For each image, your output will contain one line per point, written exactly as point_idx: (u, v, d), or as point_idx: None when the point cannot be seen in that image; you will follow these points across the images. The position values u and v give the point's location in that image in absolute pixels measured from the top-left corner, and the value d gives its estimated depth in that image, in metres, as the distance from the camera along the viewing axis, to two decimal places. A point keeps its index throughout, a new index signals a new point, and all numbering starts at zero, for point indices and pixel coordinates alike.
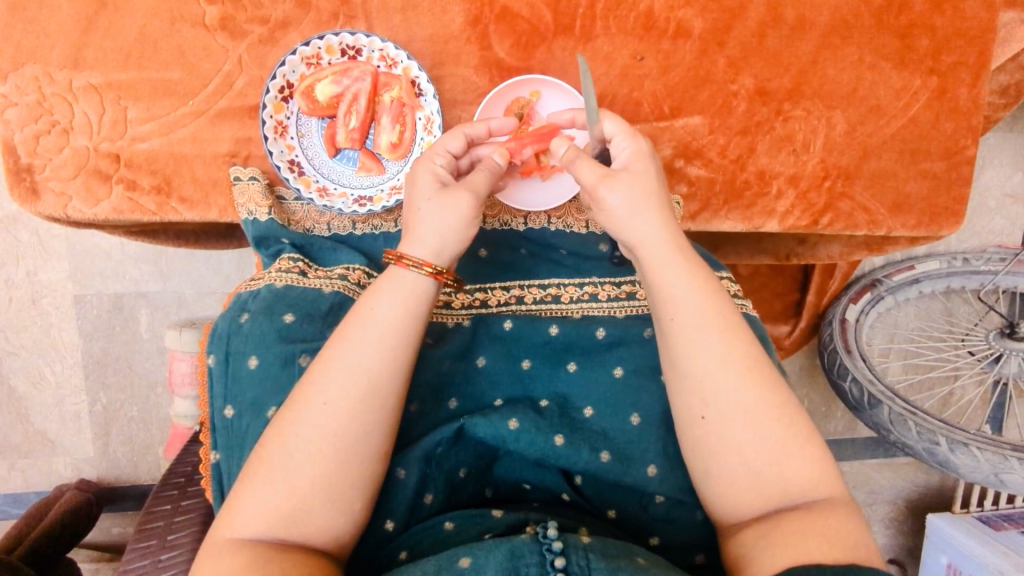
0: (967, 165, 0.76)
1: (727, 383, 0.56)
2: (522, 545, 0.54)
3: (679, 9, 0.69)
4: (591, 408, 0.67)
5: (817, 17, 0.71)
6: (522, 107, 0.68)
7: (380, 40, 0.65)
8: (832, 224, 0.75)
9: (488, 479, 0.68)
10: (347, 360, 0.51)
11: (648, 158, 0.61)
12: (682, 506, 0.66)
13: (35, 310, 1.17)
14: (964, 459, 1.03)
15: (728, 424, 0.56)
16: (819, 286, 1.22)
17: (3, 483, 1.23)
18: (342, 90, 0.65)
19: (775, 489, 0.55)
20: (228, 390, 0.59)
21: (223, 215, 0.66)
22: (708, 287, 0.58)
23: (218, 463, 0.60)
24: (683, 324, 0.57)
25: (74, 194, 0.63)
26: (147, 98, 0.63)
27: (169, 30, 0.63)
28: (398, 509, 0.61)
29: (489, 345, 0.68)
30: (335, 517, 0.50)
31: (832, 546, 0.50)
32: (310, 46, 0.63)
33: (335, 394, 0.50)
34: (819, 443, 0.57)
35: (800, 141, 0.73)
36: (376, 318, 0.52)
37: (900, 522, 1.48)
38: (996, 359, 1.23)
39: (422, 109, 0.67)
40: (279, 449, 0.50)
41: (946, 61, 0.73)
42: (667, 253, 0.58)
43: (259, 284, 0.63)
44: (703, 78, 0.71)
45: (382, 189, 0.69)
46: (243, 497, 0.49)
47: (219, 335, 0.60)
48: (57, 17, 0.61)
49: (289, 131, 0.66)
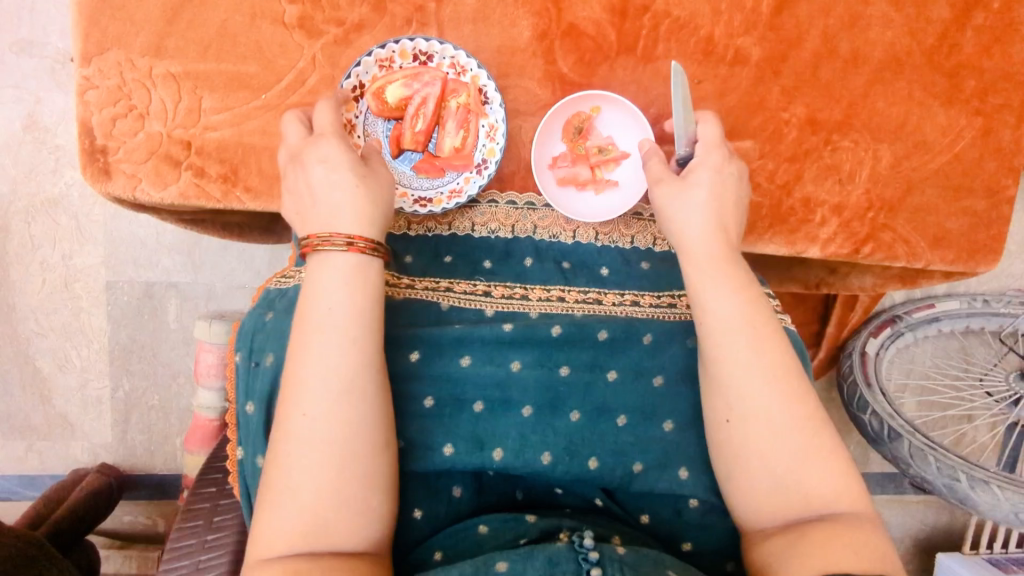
0: (1006, 205, 0.78)
1: (753, 396, 0.57)
2: (559, 553, 0.54)
3: (738, 37, 0.71)
4: (624, 417, 0.66)
5: (869, 53, 0.74)
6: (581, 122, 0.72)
7: (453, 48, 0.67)
8: (873, 254, 0.77)
9: (519, 483, 0.68)
10: (311, 368, 0.52)
11: (707, 172, 0.64)
12: (715, 511, 0.66)
13: (66, 294, 1.18)
14: (983, 496, 1.03)
15: (746, 438, 0.57)
16: (840, 318, 1.23)
17: (20, 463, 1.23)
18: (412, 94, 0.67)
19: (796, 494, 0.56)
20: (248, 386, 0.63)
21: (285, 207, 0.68)
22: (744, 298, 0.60)
23: (242, 459, 0.63)
24: (713, 327, 0.60)
25: (144, 177, 0.65)
26: (221, 89, 0.65)
27: (249, 25, 0.65)
28: (427, 499, 0.63)
29: (525, 349, 0.66)
30: (354, 517, 0.51)
31: (860, 558, 0.51)
32: (386, 49, 0.65)
33: (309, 404, 0.51)
34: (843, 457, 0.57)
35: (846, 171, 0.75)
36: (327, 318, 0.54)
37: (907, 560, 1.48)
38: (1015, 401, 1.23)
39: (487, 117, 0.70)
40: (282, 465, 0.51)
41: (991, 102, 0.76)
42: (707, 262, 0.62)
43: (289, 283, 0.67)
44: (756, 105, 0.73)
45: (441, 191, 0.71)
46: (262, 519, 0.50)
47: (245, 331, 0.64)
48: (144, 6, 0.63)
49: (357, 129, 0.69)
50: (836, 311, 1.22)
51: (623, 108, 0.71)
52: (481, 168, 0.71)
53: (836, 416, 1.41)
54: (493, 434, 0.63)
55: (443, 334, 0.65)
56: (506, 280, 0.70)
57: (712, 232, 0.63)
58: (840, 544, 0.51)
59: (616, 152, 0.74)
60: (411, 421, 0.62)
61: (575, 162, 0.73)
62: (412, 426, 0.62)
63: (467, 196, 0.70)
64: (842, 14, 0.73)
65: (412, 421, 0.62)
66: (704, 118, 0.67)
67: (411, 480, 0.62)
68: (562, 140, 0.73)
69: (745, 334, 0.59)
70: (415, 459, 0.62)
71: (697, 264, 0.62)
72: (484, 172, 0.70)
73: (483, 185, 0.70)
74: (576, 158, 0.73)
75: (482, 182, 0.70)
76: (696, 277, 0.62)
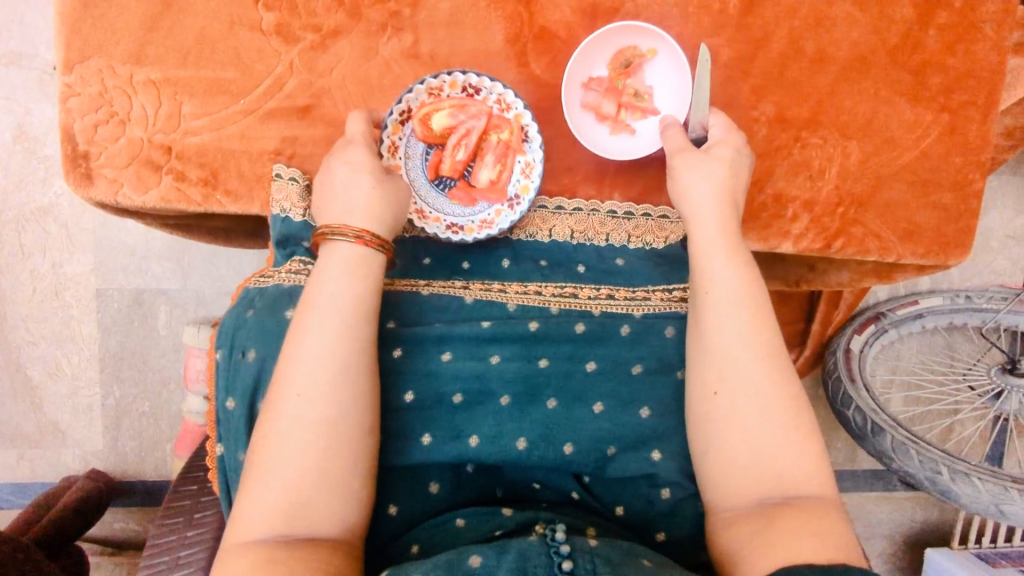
0: (974, 199, 0.79)
1: (746, 366, 0.60)
2: (531, 547, 0.54)
3: (706, 38, 0.73)
4: (601, 404, 0.67)
5: (835, 52, 0.76)
6: (632, 55, 0.73)
7: (501, 86, 0.69)
8: (845, 249, 0.78)
9: (498, 480, 0.68)
10: (309, 351, 0.55)
11: (728, 149, 0.67)
12: (688, 500, 0.67)
13: (56, 302, 1.19)
14: (965, 488, 1.04)
15: (733, 410, 0.59)
16: (825, 315, 1.25)
17: (11, 471, 1.24)
18: (456, 124, 0.70)
19: (770, 471, 0.57)
20: (228, 383, 0.64)
21: (265, 209, 0.69)
22: (748, 272, 0.63)
23: (223, 455, 0.64)
24: (718, 295, 0.62)
25: (126, 182, 0.66)
26: (201, 95, 0.67)
27: (227, 32, 0.66)
28: (403, 494, 0.64)
29: (504, 343, 0.67)
30: (334, 498, 0.52)
31: (826, 546, 0.51)
32: (437, 79, 0.68)
33: (304, 385, 0.53)
34: (818, 442, 0.59)
35: (816, 168, 0.77)
36: (328, 304, 0.56)
37: (898, 557, 1.48)
38: (997, 395, 1.25)
39: (524, 154, 0.72)
40: (270, 443, 0.52)
41: (956, 99, 0.78)
42: (715, 235, 0.64)
43: (269, 282, 0.68)
44: (726, 104, 0.75)
45: (473, 220, 0.73)
46: (245, 497, 0.51)
47: (225, 329, 0.65)
48: (125, 15, 0.65)
49: (400, 151, 0.70)
50: (821, 307, 1.24)
51: (673, 63, 0.72)
52: (513, 202, 0.73)
53: (823, 413, 1.42)
54: (469, 423, 0.65)
55: (423, 331, 0.67)
56: (484, 277, 0.72)
57: (723, 213, 0.65)
58: (804, 535, 0.52)
59: (648, 103, 0.74)
60: (390, 415, 0.64)
61: (607, 92, 0.74)
62: (393, 420, 0.64)
63: (499, 228, 0.73)
64: (808, 14, 0.75)
65: (393, 415, 0.64)
66: (712, 112, 0.71)
67: (388, 473, 0.64)
68: (607, 66, 0.73)
69: (751, 304, 0.62)
70: (394, 453, 0.63)
71: (705, 236, 0.65)
72: (516, 207, 0.73)
73: (515, 219, 0.72)
74: (609, 89, 0.73)
75: (513, 216, 0.72)
76: (703, 249, 0.64)
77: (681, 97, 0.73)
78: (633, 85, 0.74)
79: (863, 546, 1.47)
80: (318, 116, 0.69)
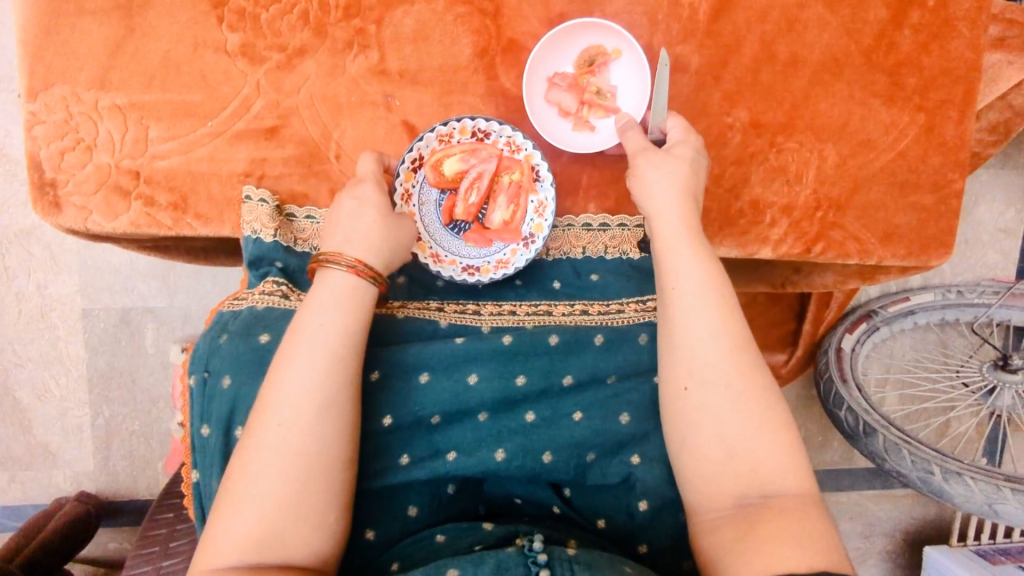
0: (954, 199, 0.79)
1: (715, 361, 0.58)
2: (508, 558, 0.54)
3: (677, 46, 0.73)
4: (579, 412, 0.66)
5: (808, 55, 0.75)
6: (596, 53, 0.72)
7: (510, 129, 0.71)
8: (824, 253, 0.78)
9: (480, 496, 0.68)
10: (294, 382, 0.54)
11: (690, 149, 0.66)
12: (667, 510, 0.66)
13: (43, 324, 1.19)
14: (957, 488, 1.04)
15: (704, 410, 0.58)
16: (816, 315, 1.23)
17: (3, 494, 1.23)
18: (467, 168, 0.71)
19: (745, 469, 0.56)
20: (203, 410, 0.62)
21: (236, 231, 0.69)
22: (713, 268, 0.62)
23: (198, 482, 0.63)
24: (684, 291, 0.60)
25: (95, 209, 0.66)
26: (167, 118, 0.66)
27: (192, 54, 0.66)
28: (382, 518, 0.63)
29: (480, 362, 0.66)
30: (309, 527, 0.52)
31: (809, 553, 0.50)
32: (447, 126, 0.69)
33: (286, 415, 0.53)
34: (793, 433, 0.58)
35: (793, 172, 0.76)
36: (318, 335, 0.56)
37: (898, 555, 1.47)
38: (990, 391, 1.24)
39: (536, 194, 0.73)
40: (247, 472, 0.52)
41: (932, 98, 0.77)
42: (678, 231, 0.63)
43: (242, 305, 0.66)
44: (699, 111, 0.74)
45: (489, 261, 0.73)
46: (217, 524, 0.51)
47: (198, 356, 0.63)
48: (88, 41, 0.64)
49: (413, 199, 0.71)
50: (812, 308, 1.22)
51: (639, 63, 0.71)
52: (527, 242, 0.73)
53: (818, 414, 1.41)
54: (447, 441, 0.64)
55: (401, 354, 0.65)
56: (459, 297, 0.72)
57: (686, 208, 0.64)
58: (786, 542, 0.51)
59: (610, 102, 0.73)
60: (368, 439, 0.63)
61: (570, 89, 0.73)
62: (372, 444, 0.63)
63: (514, 268, 0.73)
64: (779, 18, 0.74)
65: (372, 439, 0.63)
66: (670, 115, 0.70)
67: (363, 496, 0.63)
68: (572, 64, 0.72)
69: (717, 295, 0.60)
70: (371, 476, 0.63)
71: (668, 230, 0.63)
72: (532, 245, 0.73)
73: (529, 258, 0.73)
74: (572, 85, 0.72)
75: (528, 256, 0.72)
76: (666, 246, 0.62)
77: (642, 100, 0.73)
78: (598, 83, 0.73)
79: (863, 545, 1.46)
80: (286, 136, 0.68)
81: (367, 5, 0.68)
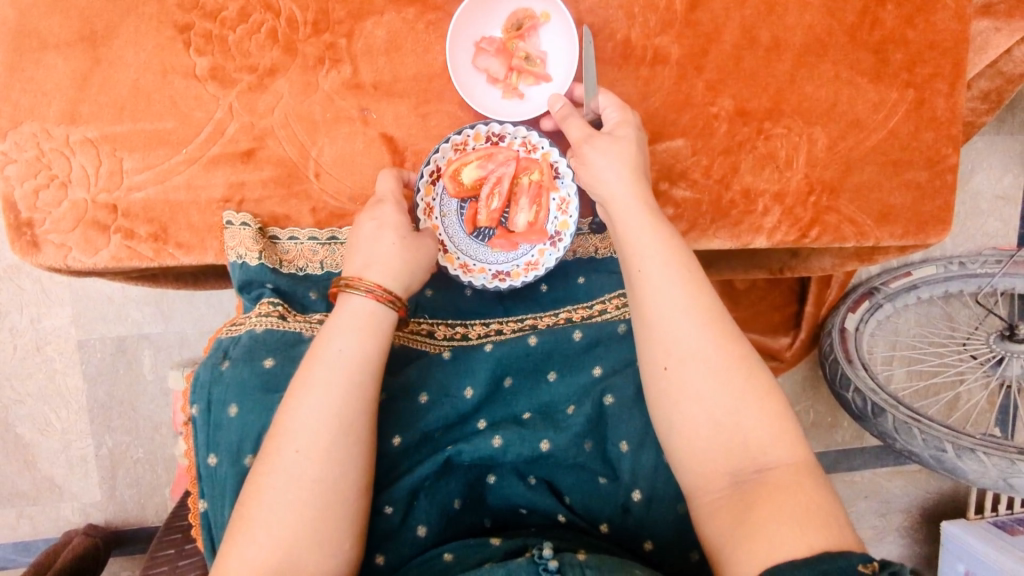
0: (949, 173, 0.77)
1: (689, 336, 0.56)
2: (518, 568, 0.53)
3: (655, 37, 0.71)
4: (571, 405, 0.66)
5: (790, 38, 0.73)
6: (524, 17, 0.70)
7: (525, 128, 0.69)
8: (820, 238, 0.76)
9: (485, 509, 0.66)
10: (311, 408, 0.52)
11: (631, 127, 0.65)
12: (659, 503, 0.63)
13: (40, 358, 1.18)
14: (972, 464, 1.02)
15: (684, 390, 0.55)
16: (818, 297, 1.21)
17: (12, 531, 1.23)
18: (486, 174, 0.69)
19: (736, 443, 0.54)
20: (210, 439, 0.60)
21: (220, 258, 0.67)
22: (676, 246, 0.60)
23: (206, 512, 0.60)
24: (647, 269, 0.59)
25: (74, 245, 0.65)
26: (141, 148, 0.65)
27: (161, 82, 0.65)
28: (388, 541, 0.60)
29: (472, 373, 0.65)
30: (322, 554, 0.50)
31: (802, 530, 0.47)
32: (461, 134, 0.68)
33: (304, 441, 0.51)
34: (781, 403, 0.55)
35: (782, 158, 0.75)
36: (339, 361, 0.54)
37: (916, 531, 1.46)
38: (999, 361, 1.22)
39: (558, 191, 0.71)
40: (263, 500, 0.50)
41: (921, 73, 0.75)
42: (635, 209, 0.61)
43: (241, 330, 0.64)
44: (683, 102, 0.72)
45: (518, 264, 0.72)
46: (231, 554, 0.49)
47: (201, 384, 0.61)
48: (54, 76, 0.63)
49: (435, 211, 0.70)
50: (812, 290, 1.20)
51: (568, 29, 0.69)
52: (554, 241, 0.72)
53: (826, 394, 1.40)
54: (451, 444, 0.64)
55: (394, 380, 0.64)
56: (448, 316, 0.70)
57: (639, 186, 0.62)
58: (782, 521, 0.48)
59: (540, 68, 0.70)
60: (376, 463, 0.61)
61: (498, 53, 0.70)
62: (382, 465, 0.61)
63: (545, 268, 0.71)
64: (758, 2, 0.72)
65: (382, 461, 0.61)
66: (602, 91, 0.68)
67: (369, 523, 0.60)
68: (501, 29, 0.70)
69: (682, 273, 0.58)
70: (378, 494, 0.60)
71: (627, 215, 0.61)
72: (559, 244, 0.72)
73: (559, 256, 0.71)
74: (501, 50, 0.70)
75: (557, 254, 0.71)
76: (624, 225, 0.61)
77: (573, 60, 0.70)
78: (526, 48, 0.70)
79: (879, 524, 1.45)
80: (263, 158, 0.67)
81: (336, 19, 0.66)
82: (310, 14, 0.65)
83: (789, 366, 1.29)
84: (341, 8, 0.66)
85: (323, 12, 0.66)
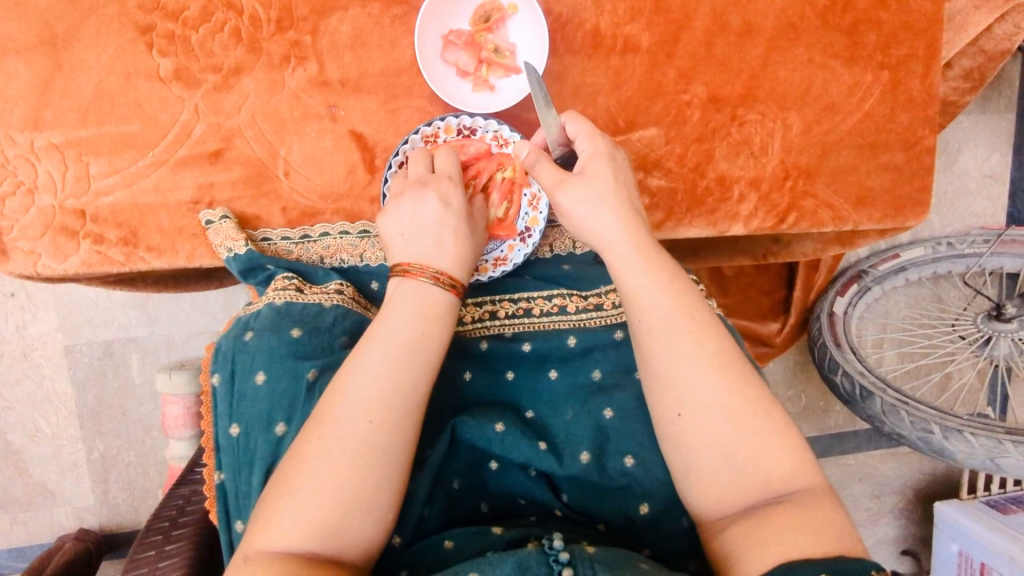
0: (926, 154, 0.77)
1: (702, 386, 0.53)
2: (529, 557, 0.48)
3: (625, 25, 0.70)
4: (568, 410, 0.66)
5: (762, 22, 0.73)
6: (489, 10, 0.69)
7: (495, 122, 0.68)
8: (798, 223, 0.76)
9: (483, 493, 0.64)
10: (371, 379, 0.49)
11: (604, 162, 0.60)
12: (669, 514, 0.61)
13: (27, 364, 1.18)
14: (959, 445, 1.02)
15: (700, 433, 0.53)
16: (806, 281, 1.20)
17: (6, 537, 1.24)
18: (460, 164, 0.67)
19: (757, 481, 0.52)
20: (233, 408, 0.57)
21: (192, 261, 0.67)
22: (679, 289, 0.56)
23: (223, 483, 0.57)
24: (656, 323, 0.55)
25: (43, 252, 0.64)
26: (108, 152, 0.65)
27: (125, 84, 0.64)
28: (406, 523, 0.58)
29: (471, 359, 0.67)
30: (368, 526, 0.47)
31: (819, 539, 0.48)
32: (431, 126, 0.67)
33: (373, 411, 0.48)
34: (795, 434, 0.54)
35: (758, 144, 0.74)
36: (397, 337, 0.51)
37: (910, 512, 1.46)
38: (986, 341, 1.22)
39: (528, 186, 0.71)
40: (315, 459, 0.46)
41: (895, 54, 0.75)
42: (631, 252, 0.57)
43: (259, 305, 0.62)
44: (655, 90, 0.72)
45: (486, 259, 0.72)
46: (281, 508, 0.45)
47: (223, 353, 0.59)
48: (16, 81, 0.63)
49: None
50: (800, 274, 1.20)
51: (536, 20, 0.68)
52: (525, 236, 0.72)
53: (817, 378, 1.40)
54: None
55: None
56: None
57: (631, 222, 0.58)
58: (801, 531, 0.48)
59: (510, 60, 0.70)
60: None
61: (467, 46, 0.69)
62: None
63: (513, 264, 0.72)
64: None
65: None
66: (567, 116, 0.63)
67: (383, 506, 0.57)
68: (468, 23, 0.70)
69: (687, 323, 0.55)
70: None
71: (624, 267, 0.57)
72: (529, 239, 0.72)
73: (529, 252, 0.72)
74: (469, 42, 0.69)
75: (527, 250, 0.72)
76: (618, 269, 0.57)
77: (542, 49, 0.68)
78: (496, 41, 0.69)
79: (874, 506, 1.45)
80: (231, 158, 0.66)
81: (300, 16, 0.65)
82: (273, 11, 0.65)
83: (779, 352, 1.29)
84: (304, 5, 0.65)
85: (286, 10, 0.65)
